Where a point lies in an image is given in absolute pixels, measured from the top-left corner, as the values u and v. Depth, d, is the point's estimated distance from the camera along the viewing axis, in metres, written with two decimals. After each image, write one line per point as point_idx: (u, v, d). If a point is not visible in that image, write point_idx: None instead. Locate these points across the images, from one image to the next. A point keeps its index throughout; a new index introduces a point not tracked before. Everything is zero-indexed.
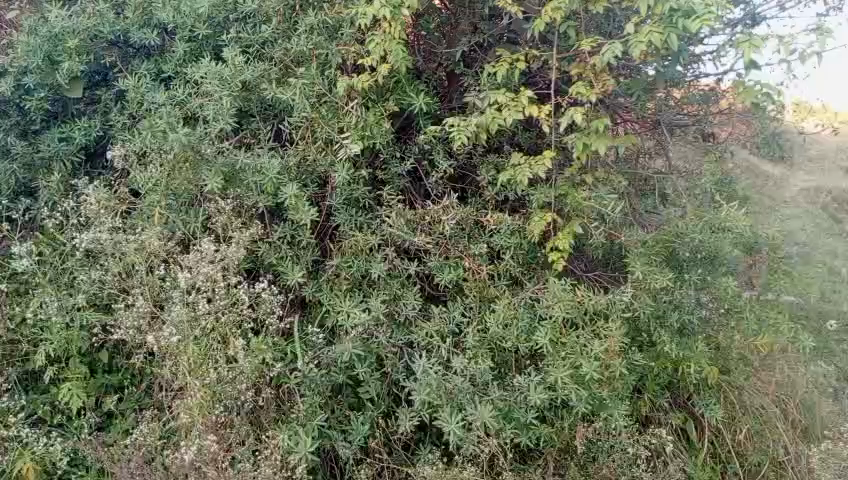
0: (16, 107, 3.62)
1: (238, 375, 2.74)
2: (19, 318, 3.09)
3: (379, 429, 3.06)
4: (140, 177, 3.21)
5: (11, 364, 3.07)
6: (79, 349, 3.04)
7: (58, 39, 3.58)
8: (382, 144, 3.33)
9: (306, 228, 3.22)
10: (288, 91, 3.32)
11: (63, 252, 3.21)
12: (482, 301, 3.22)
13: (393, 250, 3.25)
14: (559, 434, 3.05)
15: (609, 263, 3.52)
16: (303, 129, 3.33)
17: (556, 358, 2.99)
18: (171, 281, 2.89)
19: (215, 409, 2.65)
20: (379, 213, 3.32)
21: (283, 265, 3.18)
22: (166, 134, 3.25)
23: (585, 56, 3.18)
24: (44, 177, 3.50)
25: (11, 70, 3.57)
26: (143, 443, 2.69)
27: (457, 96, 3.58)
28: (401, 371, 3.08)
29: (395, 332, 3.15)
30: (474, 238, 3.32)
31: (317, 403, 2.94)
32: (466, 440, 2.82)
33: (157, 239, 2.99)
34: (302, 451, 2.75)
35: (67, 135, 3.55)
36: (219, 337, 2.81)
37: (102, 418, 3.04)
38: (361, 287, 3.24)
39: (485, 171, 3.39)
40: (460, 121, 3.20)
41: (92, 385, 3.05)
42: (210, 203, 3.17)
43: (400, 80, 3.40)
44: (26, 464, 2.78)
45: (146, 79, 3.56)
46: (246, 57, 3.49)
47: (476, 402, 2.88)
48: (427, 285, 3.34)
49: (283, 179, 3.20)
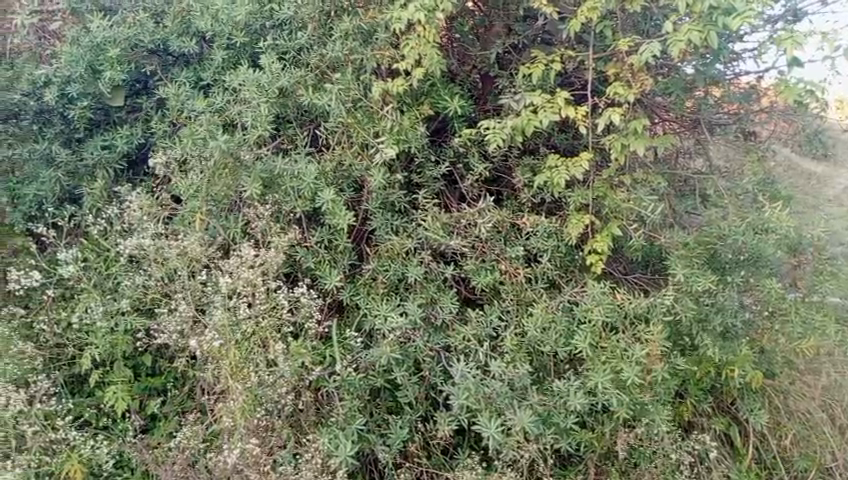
0: (60, 116, 3.73)
1: (278, 379, 2.77)
2: (65, 322, 3.18)
3: (417, 433, 3.06)
4: (181, 183, 3.27)
5: (58, 367, 3.16)
6: (124, 352, 3.11)
7: (100, 48, 3.67)
8: (417, 148, 3.34)
9: (342, 232, 3.24)
10: (324, 97, 3.37)
11: (107, 258, 3.28)
12: (519, 305, 3.21)
13: (429, 254, 3.25)
14: (600, 440, 3.01)
15: (648, 266, 3.46)
16: (339, 134, 3.36)
17: (596, 362, 2.96)
18: (213, 286, 2.93)
19: (256, 413, 2.71)
20: (415, 217, 3.32)
21: (321, 270, 3.22)
22: (206, 141, 3.30)
23: (621, 56, 3.16)
24: (88, 184, 3.59)
25: (55, 80, 3.66)
26: (187, 445, 2.74)
27: (491, 98, 3.54)
28: (439, 374, 3.07)
29: (433, 336, 3.15)
30: (511, 240, 3.30)
31: (356, 406, 2.95)
32: (505, 445, 2.80)
33: (198, 245, 3.04)
34: (342, 455, 2.77)
35: (110, 143, 3.64)
36: (260, 341, 2.83)
37: (146, 420, 3.09)
38: (398, 291, 3.24)
39: (521, 173, 3.36)
40: (495, 125, 3.19)
41: (135, 388, 3.12)
42: (249, 208, 3.21)
43: (434, 83, 3.40)
44: (73, 465, 2.81)
45: (186, 87, 3.63)
46: (283, 63, 3.54)
47: (515, 407, 2.86)
48: (464, 288, 3.32)
49: (320, 185, 3.22)
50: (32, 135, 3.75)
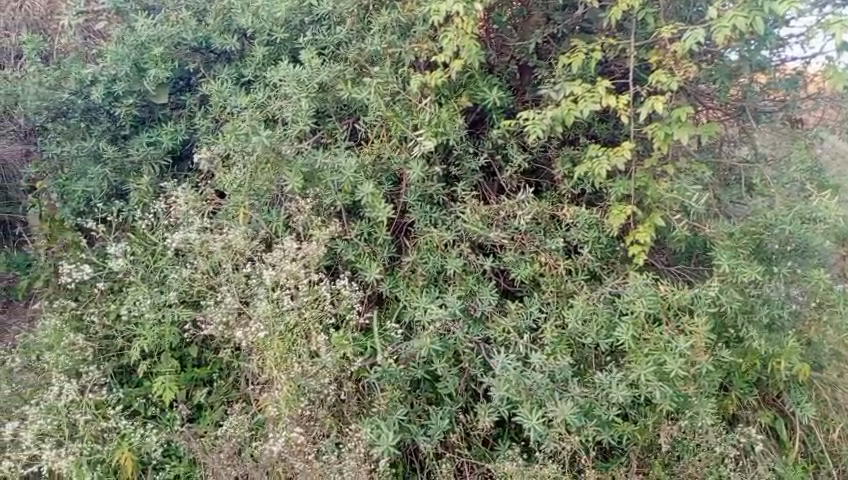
0: (107, 113, 3.83)
1: (321, 370, 2.82)
2: (114, 314, 3.26)
3: (458, 424, 3.07)
4: (225, 178, 3.33)
5: (108, 359, 3.25)
6: (171, 343, 3.19)
7: (144, 47, 3.75)
8: (455, 141, 3.33)
9: (382, 225, 3.26)
10: (363, 90, 3.39)
11: (155, 252, 3.36)
12: (559, 297, 3.21)
13: (468, 246, 3.27)
14: (643, 433, 2.98)
15: (691, 257, 3.42)
16: (377, 128, 3.39)
17: (638, 355, 2.94)
18: (257, 278, 2.98)
19: (300, 403, 2.74)
20: (454, 209, 3.33)
21: (361, 262, 3.25)
22: (249, 136, 3.36)
23: (664, 43, 3.11)
24: (135, 180, 3.67)
25: (101, 78, 3.75)
26: (234, 434, 2.78)
27: (530, 89, 3.54)
28: (479, 366, 3.08)
29: (473, 327, 3.15)
30: (551, 232, 3.28)
31: (397, 397, 2.98)
32: (547, 437, 2.81)
33: (243, 238, 3.10)
34: (384, 445, 2.80)
35: (155, 140, 3.72)
36: (302, 332, 2.88)
37: (193, 410, 3.17)
38: (437, 283, 3.27)
39: (561, 164, 3.35)
40: (535, 115, 3.17)
41: (182, 378, 3.20)
42: (291, 202, 3.26)
43: (473, 75, 3.39)
44: (124, 453, 2.87)
45: (228, 83, 3.70)
46: (322, 58, 3.57)
47: (555, 399, 2.86)
48: (503, 280, 3.34)
49: (359, 178, 3.25)
50: (80, 132, 3.88)
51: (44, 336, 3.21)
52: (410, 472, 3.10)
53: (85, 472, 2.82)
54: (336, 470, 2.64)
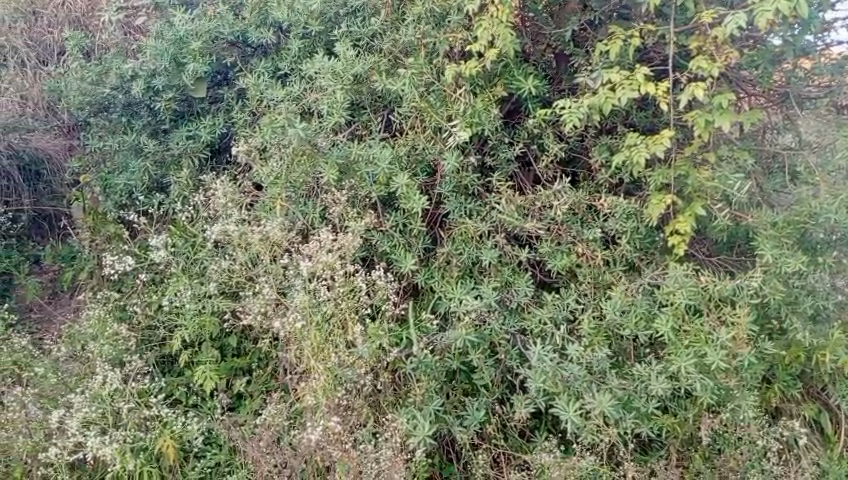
0: (148, 108, 3.91)
1: (357, 360, 2.84)
2: (156, 304, 3.35)
3: (494, 415, 3.07)
4: (263, 171, 3.38)
5: (150, 348, 3.33)
6: (211, 334, 3.26)
7: (182, 42, 3.78)
8: (491, 131, 3.30)
9: (417, 216, 3.26)
10: (397, 81, 3.39)
11: (195, 244, 3.43)
12: (597, 288, 3.18)
13: (504, 237, 3.24)
14: (682, 426, 2.94)
15: (733, 248, 3.35)
16: (412, 119, 3.39)
17: (679, 347, 2.89)
18: (294, 269, 3.02)
19: (338, 392, 2.77)
20: (489, 200, 3.30)
21: (396, 253, 3.26)
22: (285, 128, 3.40)
23: (705, 28, 3.03)
24: (175, 172, 3.76)
25: (141, 74, 3.84)
26: (273, 422, 2.82)
27: (566, 77, 3.50)
28: (515, 358, 3.06)
29: (508, 318, 3.14)
30: (588, 222, 3.25)
31: (433, 388, 2.99)
32: (584, 429, 2.78)
33: (280, 230, 3.13)
34: (420, 435, 2.82)
35: (194, 134, 3.79)
36: (339, 322, 2.91)
37: (233, 399, 3.21)
38: (472, 275, 3.26)
39: (598, 153, 3.31)
40: (571, 104, 3.13)
41: (222, 368, 3.25)
42: (326, 194, 3.29)
43: (508, 64, 3.34)
44: (166, 441, 2.89)
45: (265, 76, 3.74)
46: (357, 50, 3.60)
47: (593, 391, 2.82)
48: (539, 272, 3.32)
49: (394, 169, 3.27)
50: (122, 127, 3.98)
51: (89, 326, 3.29)
52: (446, 464, 3.09)
53: (129, 459, 2.82)
54: (372, 459, 2.65)
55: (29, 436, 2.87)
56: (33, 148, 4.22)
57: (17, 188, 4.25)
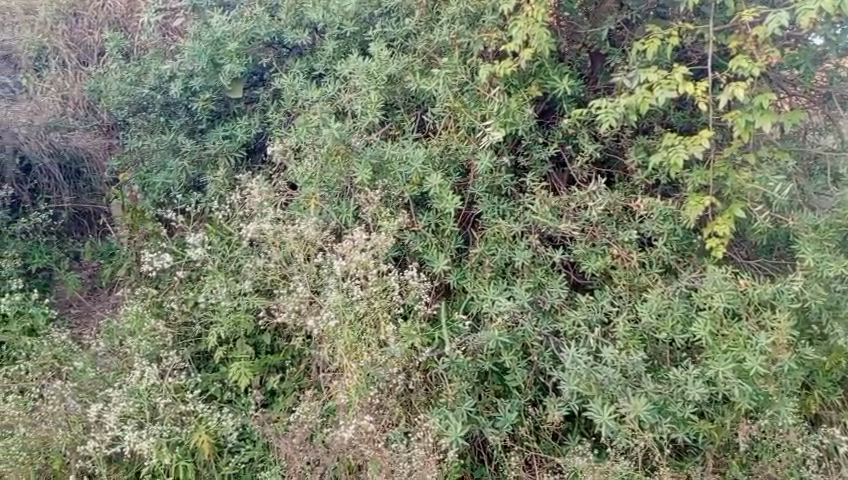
0: (185, 108, 3.98)
1: (390, 359, 2.86)
2: (192, 301, 3.40)
3: (527, 417, 3.05)
4: (297, 170, 3.41)
5: (186, 345, 3.37)
6: (246, 330, 3.29)
7: (219, 42, 3.84)
8: (524, 131, 3.28)
9: (449, 217, 3.26)
10: (431, 81, 3.41)
11: (231, 242, 3.48)
12: (632, 290, 3.13)
13: (537, 237, 3.22)
14: (719, 431, 2.89)
15: (772, 251, 3.30)
16: (445, 119, 3.40)
17: (716, 351, 2.84)
18: (328, 268, 3.04)
19: (370, 391, 2.79)
20: (522, 200, 3.28)
21: (429, 253, 3.25)
22: (320, 129, 3.46)
23: (745, 27, 2.97)
24: (212, 172, 3.81)
25: (179, 74, 3.91)
26: (306, 420, 2.84)
27: (601, 77, 3.47)
28: (548, 359, 3.04)
29: (542, 320, 3.11)
30: (624, 224, 3.20)
31: (465, 388, 2.98)
32: (619, 433, 2.75)
33: (314, 229, 3.17)
34: (453, 435, 2.81)
35: (231, 133, 3.85)
36: (372, 322, 2.92)
37: (266, 396, 3.24)
38: (505, 275, 3.24)
39: (634, 153, 3.28)
40: (607, 104, 3.09)
41: (257, 364, 3.28)
42: (360, 194, 3.32)
43: (543, 64, 3.31)
44: (201, 436, 2.93)
45: (300, 77, 3.77)
46: (391, 51, 3.60)
47: (628, 394, 2.80)
48: (573, 273, 3.28)
49: (428, 169, 3.28)
50: (159, 126, 4.04)
51: (127, 321, 3.34)
52: (478, 464, 3.07)
53: (165, 453, 2.85)
54: (405, 458, 2.66)
55: (68, 428, 2.92)
56: (73, 147, 4.30)
57: (57, 186, 4.36)
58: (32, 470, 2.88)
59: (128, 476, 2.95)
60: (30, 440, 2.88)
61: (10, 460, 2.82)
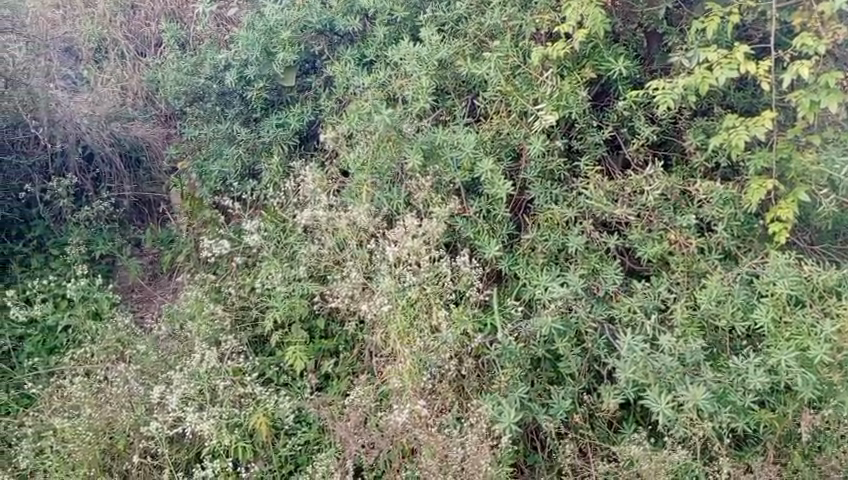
0: (240, 97, 4.05)
1: (441, 345, 2.87)
2: (249, 286, 3.48)
3: (581, 405, 3.01)
4: (350, 157, 3.46)
5: (243, 329, 3.42)
6: (301, 315, 3.34)
7: (272, 31, 3.91)
8: (578, 114, 3.21)
9: (501, 202, 3.22)
10: (483, 65, 3.37)
11: (286, 229, 3.55)
12: (690, 277, 3.06)
13: (591, 223, 3.17)
14: (781, 421, 2.78)
15: (837, 237, 3.19)
16: (497, 103, 3.34)
17: (779, 339, 2.75)
18: (380, 254, 3.12)
19: (423, 376, 2.82)
20: (576, 185, 3.23)
21: (480, 239, 3.23)
22: (372, 115, 3.45)
23: (810, 4, 2.85)
24: (266, 159, 3.87)
25: (235, 63, 3.98)
26: (361, 403, 2.87)
27: (658, 57, 3.37)
28: (603, 347, 3.00)
29: (596, 306, 3.07)
30: (682, 209, 3.14)
31: (518, 375, 2.95)
32: (677, 421, 2.70)
33: (366, 216, 3.23)
34: (506, 421, 2.79)
35: (284, 121, 3.89)
36: (425, 306, 2.97)
37: (320, 379, 3.27)
38: (558, 261, 3.19)
39: (693, 135, 3.20)
40: (665, 85, 2.98)
41: (311, 349, 3.32)
42: (411, 180, 3.32)
43: (597, 45, 3.25)
44: (260, 417, 2.96)
45: (352, 64, 3.79)
46: (442, 35, 3.59)
47: (686, 383, 2.75)
48: (628, 260, 3.22)
49: (479, 154, 3.26)
50: (216, 116, 4.13)
51: (187, 306, 3.45)
52: (532, 451, 3.04)
53: (225, 435, 2.87)
54: (458, 443, 2.65)
55: (131, 410, 3.00)
56: (133, 136, 4.40)
57: (118, 174, 4.41)
58: (99, 450, 2.91)
59: (190, 456, 2.98)
60: (96, 421, 2.94)
61: (78, 440, 2.87)
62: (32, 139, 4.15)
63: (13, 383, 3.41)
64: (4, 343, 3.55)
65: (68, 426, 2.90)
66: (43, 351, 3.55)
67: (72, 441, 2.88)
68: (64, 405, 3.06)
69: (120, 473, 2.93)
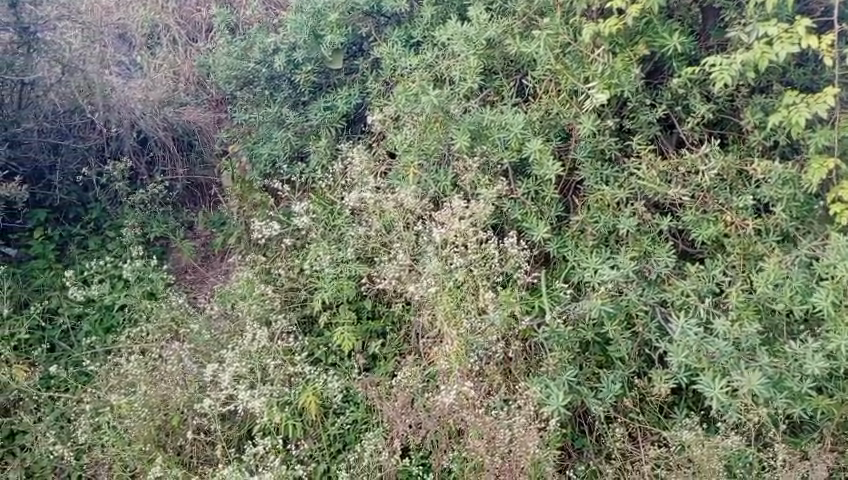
0: (289, 81, 4.08)
1: (489, 327, 2.86)
2: (298, 268, 3.52)
3: (632, 389, 2.96)
4: (397, 139, 3.48)
5: (292, 309, 3.47)
6: (349, 296, 3.37)
7: (320, 14, 3.93)
8: (630, 92, 3.13)
9: (549, 184, 3.18)
10: (531, 44, 3.30)
11: (333, 212, 3.58)
12: (746, 259, 2.97)
13: (643, 205, 3.09)
14: (840, 407, 2.66)
15: None
16: (546, 82, 3.29)
17: (838, 323, 2.65)
18: (428, 236, 3.14)
19: (470, 358, 2.81)
20: (627, 166, 3.14)
21: (528, 221, 3.19)
22: (418, 96, 3.45)
23: None
24: (314, 142, 3.91)
25: (283, 47, 4.02)
26: (409, 384, 2.90)
27: (714, 34, 3.24)
28: (655, 331, 2.94)
29: (647, 290, 3.01)
30: (738, 189, 3.04)
31: (566, 358, 2.90)
32: (730, 406, 2.64)
33: (413, 198, 3.27)
34: (554, 404, 2.77)
35: (332, 104, 3.91)
36: (472, 288, 2.97)
37: (368, 360, 3.30)
38: (608, 243, 3.13)
39: (751, 113, 3.08)
40: (722, 60, 2.86)
41: (359, 329, 3.34)
42: (457, 162, 3.32)
43: (651, 20, 3.13)
44: (309, 395, 3.01)
45: (399, 45, 3.77)
46: (490, 14, 3.53)
47: (742, 368, 2.66)
48: (681, 242, 3.13)
49: (527, 134, 3.21)
50: (265, 100, 4.18)
51: (239, 286, 3.53)
52: (579, 435, 2.99)
53: (275, 412, 2.93)
54: (506, 424, 2.66)
55: (185, 388, 3.06)
56: (184, 121, 4.48)
57: (172, 157, 4.53)
58: (155, 426, 3.01)
59: (242, 433, 3.05)
60: (151, 398, 3.03)
61: (134, 416, 2.98)
62: (88, 123, 4.25)
63: (72, 360, 3.56)
64: (63, 323, 3.69)
65: (125, 402, 3.02)
66: (100, 330, 3.66)
67: (129, 417, 3.00)
68: (121, 382, 3.18)
69: (174, 449, 3.02)
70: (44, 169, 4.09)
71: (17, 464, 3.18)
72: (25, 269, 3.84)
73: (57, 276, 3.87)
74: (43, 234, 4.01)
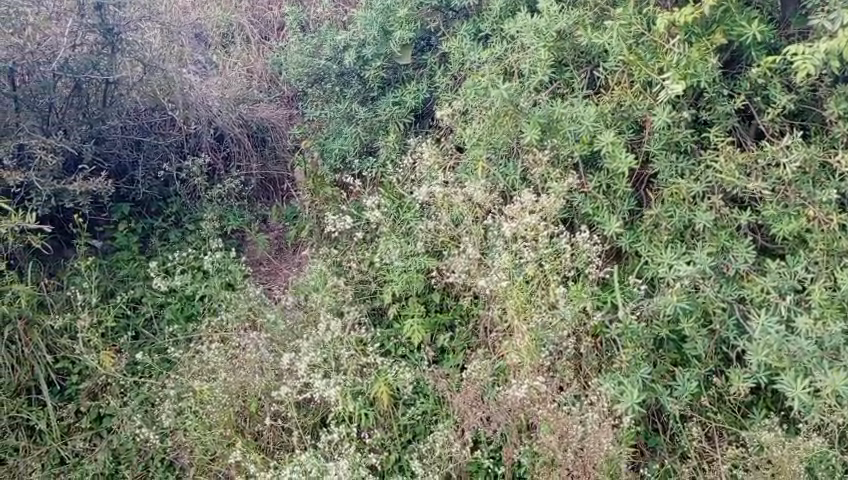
0: (358, 77, 4.17)
1: (560, 321, 2.85)
2: (369, 261, 3.59)
3: (709, 388, 2.89)
4: (468, 133, 3.52)
5: (362, 302, 3.52)
6: (418, 289, 3.41)
7: (390, 11, 3.99)
8: (708, 83, 3.02)
9: (622, 177, 3.12)
10: (604, 35, 3.24)
11: (403, 205, 3.64)
12: (830, 256, 2.84)
13: (720, 198, 3.00)
14: None
15: None
16: (619, 73, 3.21)
17: None
18: (496, 230, 3.14)
19: (541, 353, 2.81)
20: (704, 158, 3.06)
21: (600, 216, 3.13)
22: (488, 90, 3.46)
23: None
24: (383, 137, 3.98)
25: (353, 44, 4.11)
26: (478, 378, 2.92)
27: (795, 20, 3.11)
28: (733, 329, 2.87)
29: (725, 286, 2.91)
30: (822, 182, 2.93)
31: (640, 355, 2.86)
32: (813, 407, 2.56)
33: (482, 192, 3.27)
34: (628, 401, 2.73)
35: (401, 100, 3.98)
36: (541, 283, 2.97)
37: (436, 353, 3.33)
38: (684, 239, 3.05)
39: (835, 103, 2.95)
40: (804, 49, 2.74)
41: (428, 321, 3.36)
42: (527, 155, 3.30)
43: (728, 8, 3.05)
44: (382, 387, 3.08)
45: (467, 39, 3.80)
46: (561, 5, 3.48)
47: (825, 368, 2.56)
48: (761, 237, 3.04)
49: (599, 127, 3.15)
50: (336, 95, 4.27)
51: (312, 278, 3.62)
52: (653, 433, 2.95)
53: (349, 401, 3.01)
54: (578, 420, 2.65)
55: (262, 375, 3.17)
56: (259, 118, 4.70)
57: (246, 153, 4.67)
58: (233, 412, 3.13)
59: (316, 421, 3.13)
60: (231, 385, 3.15)
61: (215, 401, 3.13)
62: (167, 121, 4.32)
63: (155, 347, 3.73)
64: (146, 312, 3.84)
65: (207, 388, 3.17)
66: (181, 319, 3.81)
67: (209, 402, 3.14)
68: (202, 369, 3.31)
69: (252, 434, 3.14)
70: (126, 165, 4.18)
71: (105, 446, 3.38)
72: (110, 260, 4.00)
73: (140, 267, 4.01)
74: (128, 226, 4.12)
